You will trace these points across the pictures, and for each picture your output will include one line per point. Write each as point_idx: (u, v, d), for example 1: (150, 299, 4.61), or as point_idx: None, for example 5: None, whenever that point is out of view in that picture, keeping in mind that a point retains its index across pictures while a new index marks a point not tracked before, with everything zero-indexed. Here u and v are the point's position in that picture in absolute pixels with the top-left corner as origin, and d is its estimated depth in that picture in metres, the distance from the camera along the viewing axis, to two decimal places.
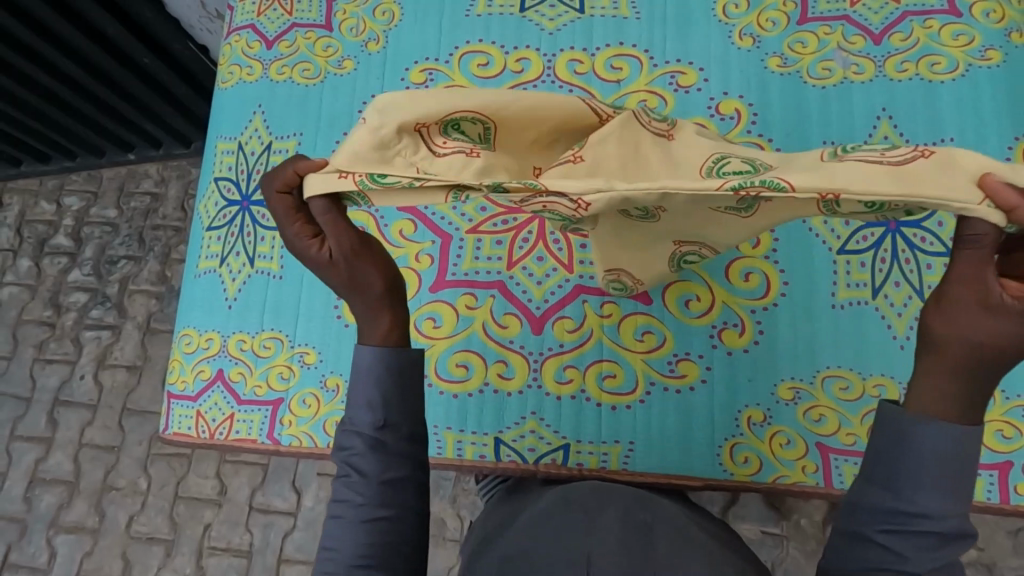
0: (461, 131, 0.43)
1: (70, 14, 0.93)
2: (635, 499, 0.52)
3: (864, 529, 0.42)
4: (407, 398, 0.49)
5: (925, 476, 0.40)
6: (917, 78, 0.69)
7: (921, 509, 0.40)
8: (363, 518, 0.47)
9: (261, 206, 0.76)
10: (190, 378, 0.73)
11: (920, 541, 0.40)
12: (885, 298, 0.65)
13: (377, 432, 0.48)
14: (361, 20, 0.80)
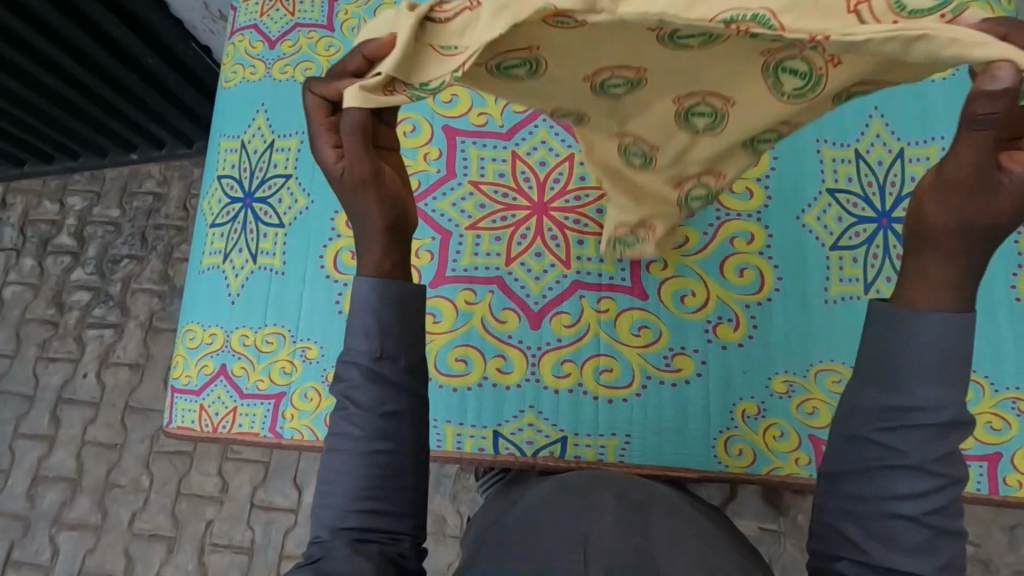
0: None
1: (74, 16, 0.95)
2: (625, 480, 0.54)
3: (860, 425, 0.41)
4: (403, 322, 0.48)
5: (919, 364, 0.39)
6: None
7: (916, 401, 0.39)
8: (362, 450, 0.46)
9: (264, 204, 0.77)
10: (193, 373, 0.74)
11: (918, 433, 0.39)
12: (877, 293, 0.66)
13: (374, 362, 0.47)
14: (362, 20, 0.81)
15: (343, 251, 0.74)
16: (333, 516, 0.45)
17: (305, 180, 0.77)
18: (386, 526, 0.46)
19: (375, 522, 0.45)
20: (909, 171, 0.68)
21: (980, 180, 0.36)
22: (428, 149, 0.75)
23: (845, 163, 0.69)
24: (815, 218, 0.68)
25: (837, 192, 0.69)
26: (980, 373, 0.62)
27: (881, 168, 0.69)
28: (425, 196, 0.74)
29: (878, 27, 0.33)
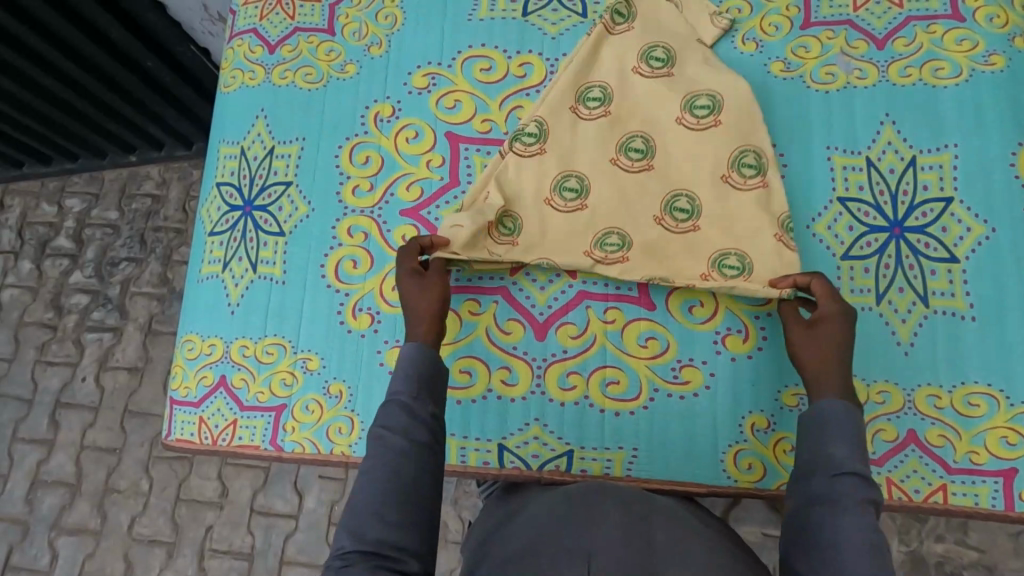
0: (506, 227, 0.68)
1: (71, 16, 0.94)
2: (631, 498, 0.52)
3: (809, 482, 0.51)
4: (435, 380, 0.58)
5: (839, 431, 0.52)
6: (920, 83, 0.69)
7: (838, 455, 0.51)
8: (387, 468, 0.52)
9: (264, 212, 0.76)
10: (192, 384, 0.73)
11: (848, 480, 0.50)
12: (888, 304, 0.64)
13: (410, 401, 0.56)
14: (363, 24, 0.80)
15: (344, 260, 0.73)
16: (356, 525, 0.50)
17: (306, 187, 0.76)
18: (408, 545, 0.50)
19: (400, 541, 0.50)
20: (922, 179, 0.66)
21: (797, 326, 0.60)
22: (432, 157, 0.74)
23: (856, 170, 0.68)
24: (826, 227, 0.67)
25: (847, 202, 0.67)
26: (994, 387, 0.61)
27: (893, 176, 0.67)
28: (429, 204, 0.73)
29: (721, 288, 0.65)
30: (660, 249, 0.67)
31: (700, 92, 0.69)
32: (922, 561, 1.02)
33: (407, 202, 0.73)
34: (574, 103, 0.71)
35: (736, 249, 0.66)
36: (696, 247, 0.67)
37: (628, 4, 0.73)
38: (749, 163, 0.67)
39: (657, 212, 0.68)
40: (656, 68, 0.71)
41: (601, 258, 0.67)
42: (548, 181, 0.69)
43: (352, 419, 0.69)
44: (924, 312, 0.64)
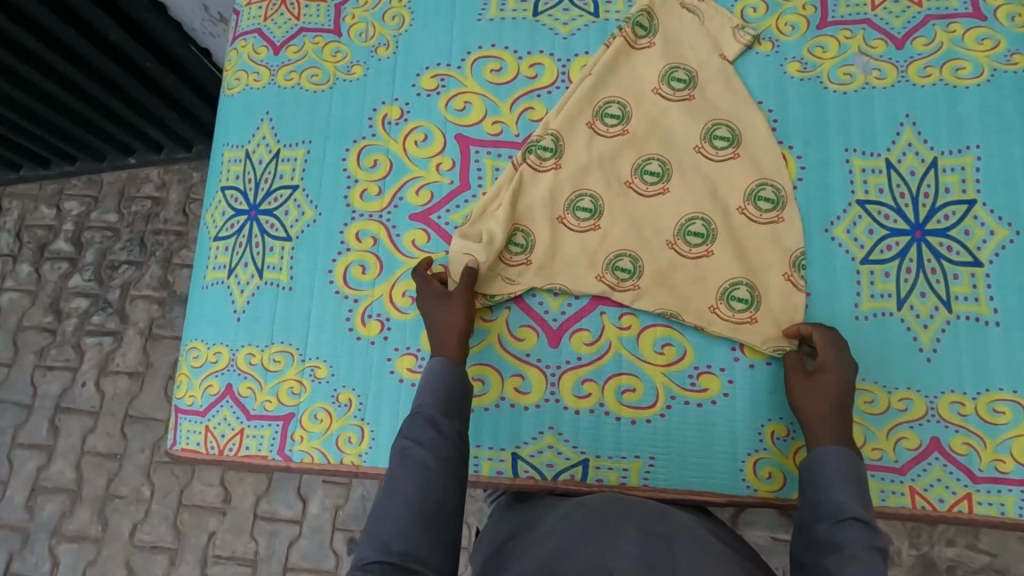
0: (517, 245, 0.68)
1: (70, 18, 0.92)
2: (651, 513, 0.52)
3: (813, 530, 0.52)
4: (462, 397, 0.59)
5: (837, 478, 0.53)
6: (941, 83, 0.67)
7: (840, 502, 0.52)
8: (417, 480, 0.53)
9: (270, 216, 0.74)
10: (198, 393, 0.71)
11: (854, 527, 0.50)
12: (910, 309, 0.63)
13: (436, 415, 0.57)
14: (370, 25, 0.78)
15: (352, 265, 0.72)
16: (388, 534, 0.50)
17: (313, 192, 0.74)
18: (433, 561, 0.50)
19: (427, 555, 0.50)
20: (943, 181, 0.65)
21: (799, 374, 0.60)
22: (441, 160, 0.73)
23: (876, 173, 0.66)
24: (845, 231, 0.65)
25: (867, 204, 0.66)
26: (1020, 394, 0.60)
27: (913, 178, 0.66)
28: (439, 208, 0.72)
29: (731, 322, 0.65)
30: (670, 276, 0.66)
31: (718, 122, 0.69)
32: (934, 565, 1.01)
33: (417, 206, 0.72)
34: (591, 119, 0.70)
35: (747, 280, 0.65)
36: (705, 277, 0.66)
37: (650, 16, 0.72)
38: (764, 193, 0.67)
39: (670, 236, 0.67)
40: (676, 91, 0.70)
41: (613, 283, 0.67)
42: (562, 202, 0.69)
43: (362, 428, 0.68)
44: (947, 316, 0.62)
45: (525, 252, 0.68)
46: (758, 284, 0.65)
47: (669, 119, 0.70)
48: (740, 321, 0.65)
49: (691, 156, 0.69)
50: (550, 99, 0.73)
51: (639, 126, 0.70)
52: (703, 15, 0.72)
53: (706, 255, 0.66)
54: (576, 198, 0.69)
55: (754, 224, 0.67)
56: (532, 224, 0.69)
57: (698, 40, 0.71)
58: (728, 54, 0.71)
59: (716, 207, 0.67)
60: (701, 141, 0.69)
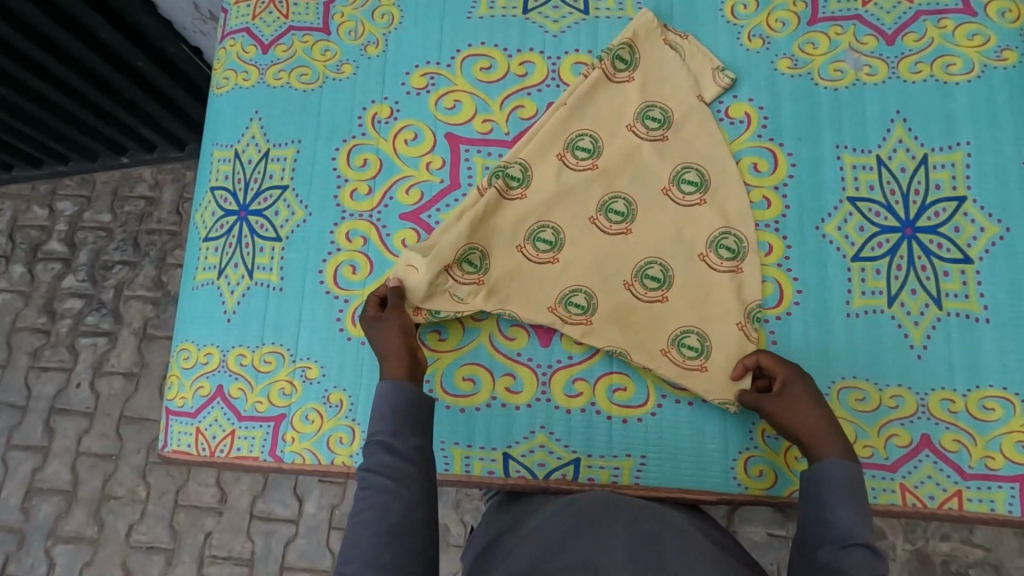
0: (471, 266, 0.66)
1: (61, 18, 0.92)
2: (639, 511, 0.52)
3: (816, 553, 0.51)
4: (414, 413, 0.58)
5: (841, 497, 0.52)
6: (931, 79, 0.67)
7: (844, 525, 0.50)
8: (381, 505, 0.53)
9: (260, 217, 0.74)
10: (189, 394, 0.71)
11: (858, 552, 0.49)
12: (901, 307, 0.63)
13: (391, 438, 0.56)
14: (359, 23, 0.78)
15: (343, 265, 0.71)
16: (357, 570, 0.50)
17: (303, 192, 0.74)
18: None
19: None
20: (934, 178, 0.65)
21: (775, 400, 0.59)
22: (432, 158, 0.72)
23: (867, 170, 0.66)
24: (836, 228, 0.65)
25: (858, 201, 0.66)
26: (1010, 391, 0.60)
27: (904, 175, 0.65)
28: (429, 208, 0.71)
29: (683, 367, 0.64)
30: (625, 316, 0.65)
31: (689, 164, 0.68)
32: (928, 560, 1.01)
33: (407, 206, 0.72)
34: (562, 150, 0.69)
35: (696, 328, 0.65)
36: (695, 279, 0.66)
37: (632, 49, 0.70)
38: (722, 237, 0.66)
39: (627, 277, 0.67)
40: (650, 129, 0.69)
41: (565, 317, 0.66)
42: (523, 231, 0.67)
43: (353, 428, 0.67)
44: (937, 313, 0.62)
45: (478, 274, 0.66)
46: (713, 327, 0.65)
47: (641, 156, 0.69)
48: (691, 368, 0.64)
49: (659, 199, 0.68)
50: (541, 97, 0.72)
51: (613, 159, 0.69)
52: (685, 53, 0.71)
53: (661, 298, 0.66)
54: (537, 226, 0.68)
55: (718, 272, 0.66)
56: (490, 245, 0.67)
57: (679, 75, 0.70)
58: (706, 96, 0.69)
59: (678, 251, 0.67)
60: (669, 183, 0.68)
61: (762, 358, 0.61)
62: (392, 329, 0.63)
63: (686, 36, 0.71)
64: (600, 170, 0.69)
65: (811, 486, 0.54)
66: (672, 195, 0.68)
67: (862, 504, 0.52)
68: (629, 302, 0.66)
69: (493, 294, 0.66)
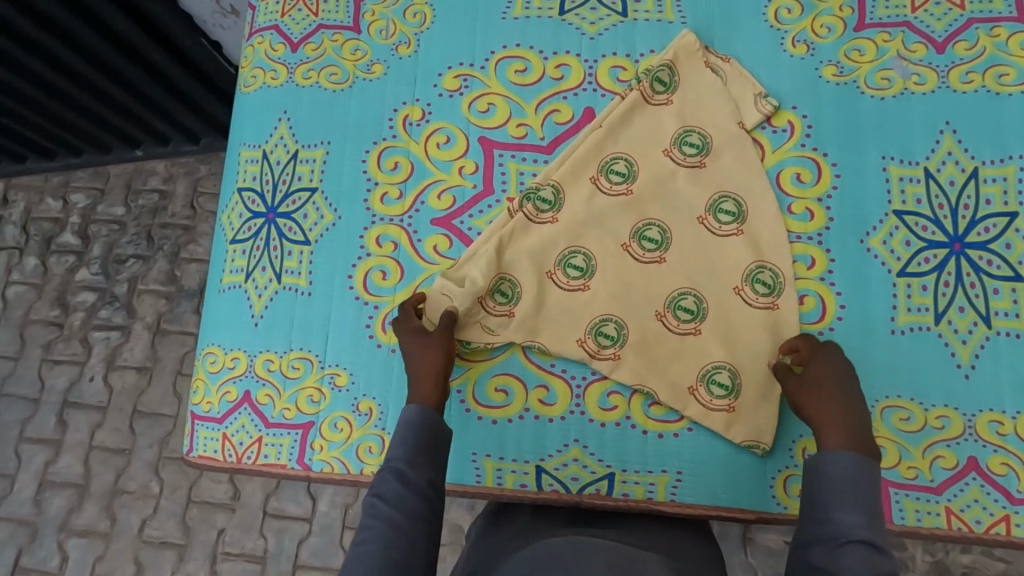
0: (502, 296, 0.66)
1: (73, 3, 0.90)
2: (619, 554, 0.48)
3: (808, 553, 0.50)
4: (434, 440, 0.58)
5: (842, 495, 0.50)
6: (983, 90, 0.65)
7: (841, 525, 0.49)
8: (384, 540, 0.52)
9: (288, 219, 0.73)
10: (215, 400, 0.70)
11: (852, 553, 0.48)
12: (948, 324, 0.61)
13: (405, 466, 0.56)
14: (390, 22, 0.76)
15: (372, 271, 0.70)
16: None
17: (332, 194, 0.73)
18: None
19: None
20: (984, 193, 0.63)
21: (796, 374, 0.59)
22: (464, 163, 0.71)
23: (914, 182, 0.64)
24: (881, 241, 0.64)
25: (904, 214, 0.64)
26: None
27: (952, 189, 0.64)
28: (461, 213, 0.70)
29: (713, 403, 0.63)
30: (654, 338, 0.65)
31: (726, 194, 0.67)
32: (948, 571, 1.00)
33: (439, 211, 0.70)
34: (596, 174, 0.68)
35: (728, 365, 0.63)
36: (729, 297, 0.65)
37: (672, 71, 0.69)
38: (756, 274, 0.65)
39: (660, 308, 0.65)
40: (687, 156, 0.68)
41: (594, 350, 0.65)
42: (553, 257, 0.67)
43: (382, 438, 0.66)
44: (987, 332, 0.61)
45: (509, 305, 0.66)
46: (747, 345, 0.64)
47: (674, 184, 0.68)
48: (722, 406, 0.63)
49: (694, 227, 0.67)
50: (577, 101, 0.71)
51: (644, 185, 0.68)
52: (726, 76, 0.69)
53: (694, 331, 0.64)
54: (569, 254, 0.67)
55: (751, 306, 0.64)
56: (518, 273, 0.67)
57: (718, 92, 0.68)
58: (747, 123, 0.67)
59: (711, 267, 0.65)
60: (703, 213, 0.66)
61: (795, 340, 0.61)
62: (435, 352, 0.62)
63: (728, 59, 0.69)
64: (634, 196, 0.68)
65: (812, 486, 0.53)
66: (707, 222, 0.66)
67: (865, 500, 0.50)
68: (659, 332, 0.65)
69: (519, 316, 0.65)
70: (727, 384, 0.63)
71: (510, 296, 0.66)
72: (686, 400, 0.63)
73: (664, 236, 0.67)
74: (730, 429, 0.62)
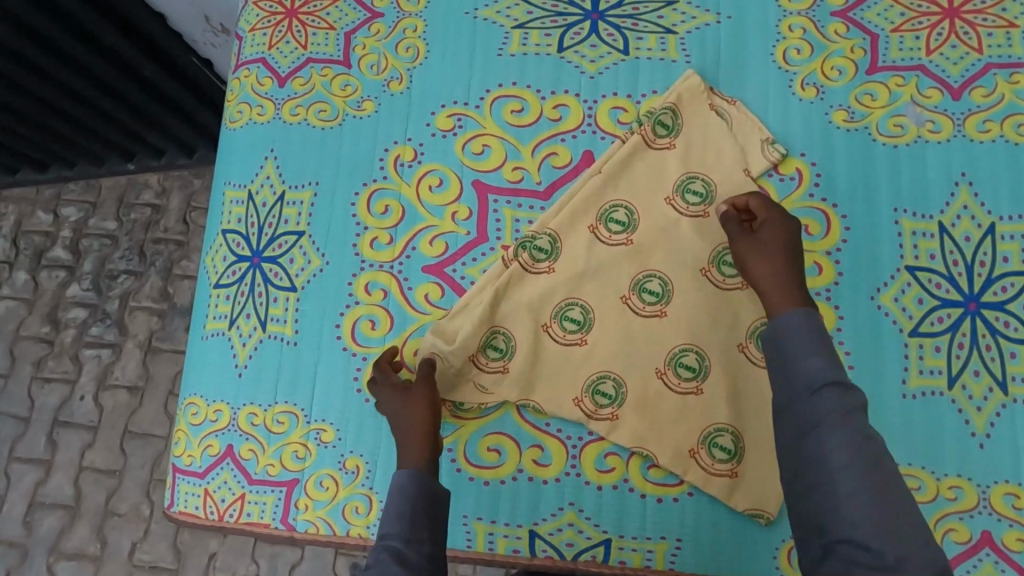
0: (496, 351, 0.64)
1: (63, 19, 0.88)
2: None
3: (789, 423, 0.48)
4: (434, 511, 0.54)
5: (805, 352, 0.49)
6: (1001, 139, 0.62)
7: (812, 376, 0.47)
8: None
9: (274, 264, 0.70)
10: (197, 454, 0.67)
11: (829, 402, 0.46)
12: (962, 389, 0.58)
13: (404, 543, 0.51)
14: (382, 56, 0.73)
15: (361, 320, 0.67)
16: None
17: (319, 238, 0.70)
18: None
19: None
20: (1002, 250, 0.60)
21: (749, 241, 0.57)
22: (457, 208, 0.68)
23: (927, 237, 0.61)
24: (892, 298, 0.61)
25: (917, 270, 0.61)
26: None
27: (968, 245, 0.61)
28: (454, 261, 0.67)
29: (715, 469, 0.60)
30: (654, 395, 0.62)
31: (729, 245, 0.64)
32: None
33: (430, 257, 0.68)
34: (594, 223, 0.65)
35: (731, 428, 0.61)
36: (732, 353, 0.62)
37: (675, 114, 0.66)
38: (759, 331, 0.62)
39: (660, 364, 0.63)
40: (691, 204, 0.65)
41: (591, 410, 0.62)
42: (550, 309, 0.64)
43: (370, 497, 0.64)
44: (1003, 399, 0.58)
45: (504, 360, 0.63)
46: (751, 405, 0.61)
47: (677, 233, 0.65)
48: (724, 471, 0.60)
49: (696, 279, 0.64)
50: (575, 144, 0.68)
51: (645, 233, 0.65)
52: (732, 120, 0.66)
53: (696, 390, 0.62)
54: (566, 306, 0.64)
55: (755, 366, 0.62)
56: (514, 326, 0.64)
57: (723, 137, 0.65)
58: (753, 169, 0.64)
59: (714, 322, 0.63)
60: (706, 266, 0.64)
61: (751, 202, 0.59)
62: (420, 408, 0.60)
63: (734, 101, 0.66)
64: (634, 246, 0.65)
65: (774, 362, 0.50)
66: (710, 274, 0.63)
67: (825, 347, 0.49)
68: (659, 390, 0.62)
69: (514, 373, 0.63)
70: (729, 447, 0.60)
71: (503, 350, 0.64)
72: (687, 462, 0.60)
73: (666, 289, 0.64)
74: (733, 494, 0.60)
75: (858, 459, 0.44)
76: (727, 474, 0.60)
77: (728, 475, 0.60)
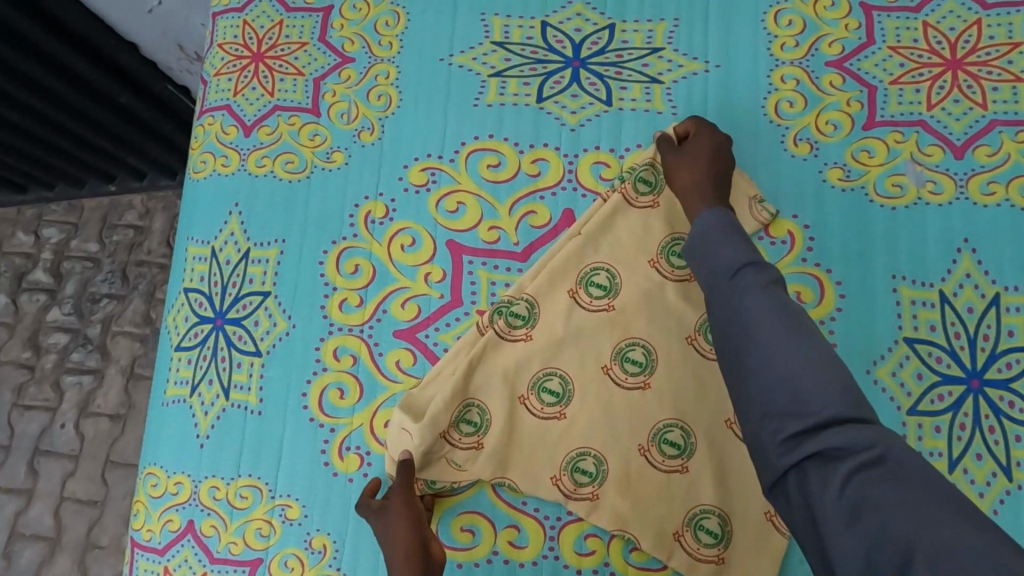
0: (469, 425, 0.60)
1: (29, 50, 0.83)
2: None
3: (719, 313, 0.44)
4: None
5: (718, 238, 0.48)
6: (1006, 204, 0.58)
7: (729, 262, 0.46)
8: None
9: (238, 326, 0.66)
10: (156, 528, 0.64)
11: (747, 273, 0.44)
12: (963, 473, 0.55)
13: None
14: (352, 104, 0.69)
15: (328, 388, 0.64)
16: None
17: (286, 299, 0.66)
18: None
19: None
20: (1006, 323, 0.57)
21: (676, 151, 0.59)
22: (430, 269, 0.64)
23: (927, 307, 0.58)
24: (889, 373, 0.57)
25: (916, 343, 0.57)
26: None
27: (970, 317, 0.57)
28: (426, 326, 0.64)
29: (701, 555, 0.57)
30: (638, 472, 0.59)
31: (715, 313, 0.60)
32: None
33: (402, 321, 0.64)
34: (574, 286, 0.61)
35: (717, 510, 0.58)
36: (718, 427, 0.59)
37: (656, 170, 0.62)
38: None
39: (643, 441, 0.59)
40: (676, 267, 0.61)
41: (570, 488, 0.59)
42: (526, 380, 0.61)
43: None
44: (1008, 486, 0.54)
45: (478, 435, 0.60)
46: (738, 483, 0.58)
47: (663, 298, 0.61)
48: (710, 556, 0.57)
49: (682, 348, 0.60)
50: (555, 202, 0.64)
51: (629, 298, 0.61)
52: None
53: (681, 469, 0.58)
54: (545, 377, 0.61)
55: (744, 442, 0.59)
56: (489, 398, 0.61)
57: None
58: None
59: (701, 394, 0.59)
60: (692, 334, 0.60)
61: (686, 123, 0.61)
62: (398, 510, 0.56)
63: None
64: (616, 311, 0.61)
65: (698, 264, 0.49)
66: (696, 344, 0.60)
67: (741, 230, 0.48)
68: (642, 468, 0.59)
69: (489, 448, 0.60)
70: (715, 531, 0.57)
71: (478, 426, 0.60)
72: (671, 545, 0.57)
73: (649, 360, 0.60)
74: None
75: (782, 315, 0.41)
76: (712, 559, 0.57)
77: (713, 561, 0.57)
